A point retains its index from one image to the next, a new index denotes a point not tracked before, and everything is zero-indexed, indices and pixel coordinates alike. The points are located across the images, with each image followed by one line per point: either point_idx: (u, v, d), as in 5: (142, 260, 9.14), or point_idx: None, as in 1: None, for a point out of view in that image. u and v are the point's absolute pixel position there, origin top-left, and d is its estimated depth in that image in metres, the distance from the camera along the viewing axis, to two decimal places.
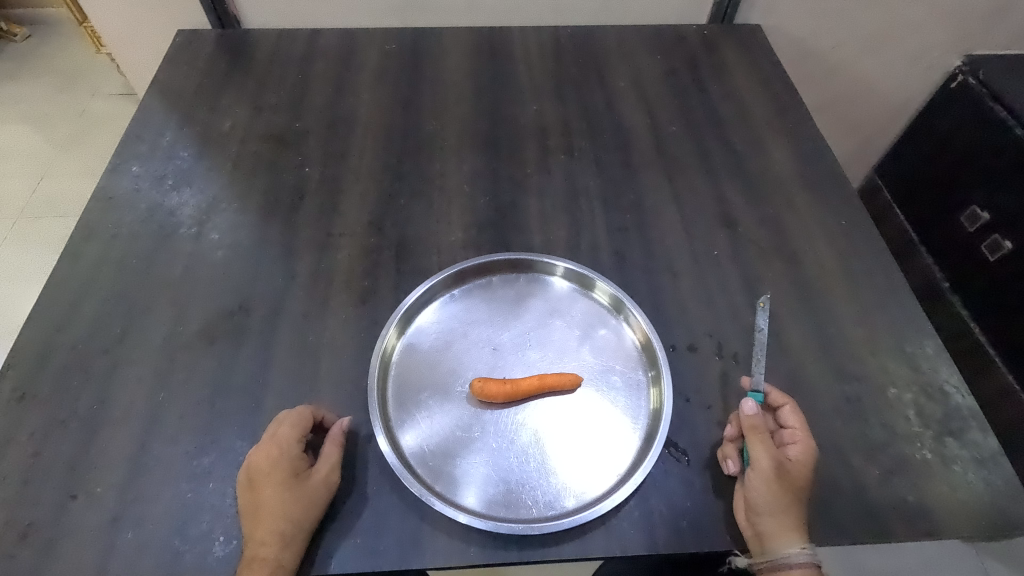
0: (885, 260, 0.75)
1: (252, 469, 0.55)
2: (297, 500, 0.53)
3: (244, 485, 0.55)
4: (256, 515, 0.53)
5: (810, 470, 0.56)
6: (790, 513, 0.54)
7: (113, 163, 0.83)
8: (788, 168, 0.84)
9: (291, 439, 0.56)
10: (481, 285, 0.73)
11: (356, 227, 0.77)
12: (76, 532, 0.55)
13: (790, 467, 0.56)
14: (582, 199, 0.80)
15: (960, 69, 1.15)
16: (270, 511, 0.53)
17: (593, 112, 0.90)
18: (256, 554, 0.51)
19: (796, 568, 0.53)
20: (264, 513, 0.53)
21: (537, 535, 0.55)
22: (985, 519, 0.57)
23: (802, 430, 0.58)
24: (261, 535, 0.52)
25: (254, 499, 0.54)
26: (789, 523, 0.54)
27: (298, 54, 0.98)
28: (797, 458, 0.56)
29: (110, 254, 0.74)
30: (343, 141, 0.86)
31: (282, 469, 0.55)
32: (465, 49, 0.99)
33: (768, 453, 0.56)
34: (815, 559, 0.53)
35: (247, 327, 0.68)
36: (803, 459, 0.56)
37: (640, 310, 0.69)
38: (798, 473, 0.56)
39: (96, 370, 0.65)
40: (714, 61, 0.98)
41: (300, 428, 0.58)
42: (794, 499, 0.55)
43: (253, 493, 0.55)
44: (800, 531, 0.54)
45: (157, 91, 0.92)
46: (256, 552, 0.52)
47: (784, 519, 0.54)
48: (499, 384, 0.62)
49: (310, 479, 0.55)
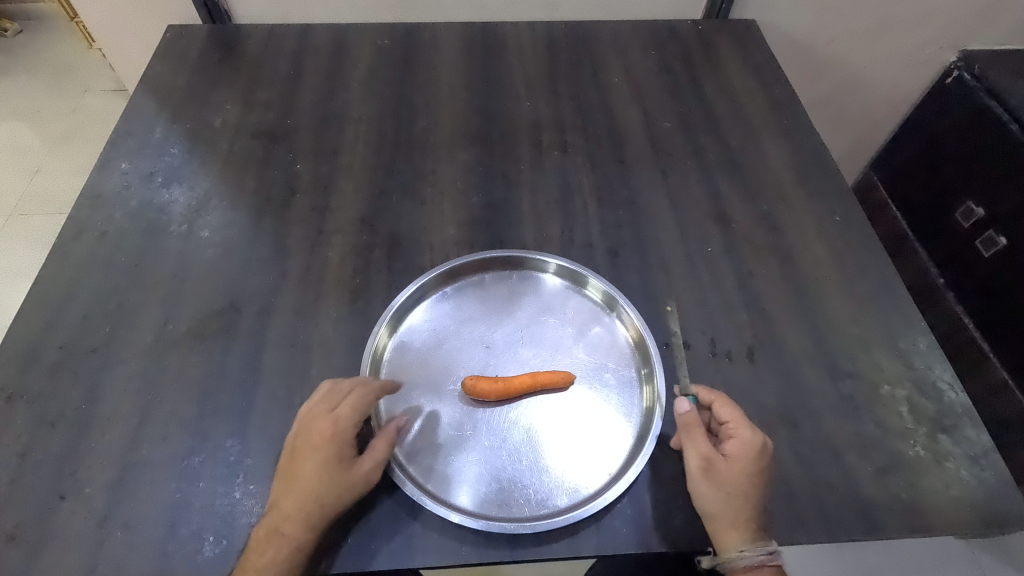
0: (880, 256, 0.75)
1: (304, 438, 0.56)
2: (332, 489, 0.53)
3: (289, 450, 0.56)
4: (291, 484, 0.54)
5: (748, 463, 0.55)
6: (733, 515, 0.54)
7: (102, 160, 0.82)
8: (782, 164, 0.84)
9: (349, 420, 0.56)
10: (474, 283, 0.72)
11: (347, 224, 0.76)
12: (65, 533, 0.55)
13: (722, 465, 0.55)
14: (576, 195, 0.80)
15: (954, 65, 1.14)
16: (304, 491, 0.53)
17: (586, 108, 0.90)
18: (278, 528, 0.52)
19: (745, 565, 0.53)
20: (300, 489, 0.53)
21: (530, 534, 0.55)
22: (978, 515, 0.57)
23: (738, 423, 0.57)
24: (289, 508, 0.53)
25: (295, 469, 0.54)
26: (733, 525, 0.54)
27: (290, 49, 0.97)
28: (730, 454, 0.56)
29: (98, 252, 0.73)
30: (336, 137, 0.85)
31: (331, 450, 0.54)
32: (458, 44, 0.98)
33: (695, 455, 0.56)
34: (762, 554, 0.53)
35: (237, 325, 0.68)
36: (741, 456, 0.56)
37: (633, 307, 0.68)
38: (736, 472, 0.55)
39: (84, 369, 0.64)
40: (709, 57, 0.97)
41: (360, 410, 0.57)
42: (732, 497, 0.54)
43: (294, 460, 0.55)
44: (743, 528, 0.54)
45: (147, 86, 0.91)
46: (279, 525, 0.52)
47: (721, 518, 0.54)
48: (490, 381, 0.61)
49: (351, 469, 0.54)
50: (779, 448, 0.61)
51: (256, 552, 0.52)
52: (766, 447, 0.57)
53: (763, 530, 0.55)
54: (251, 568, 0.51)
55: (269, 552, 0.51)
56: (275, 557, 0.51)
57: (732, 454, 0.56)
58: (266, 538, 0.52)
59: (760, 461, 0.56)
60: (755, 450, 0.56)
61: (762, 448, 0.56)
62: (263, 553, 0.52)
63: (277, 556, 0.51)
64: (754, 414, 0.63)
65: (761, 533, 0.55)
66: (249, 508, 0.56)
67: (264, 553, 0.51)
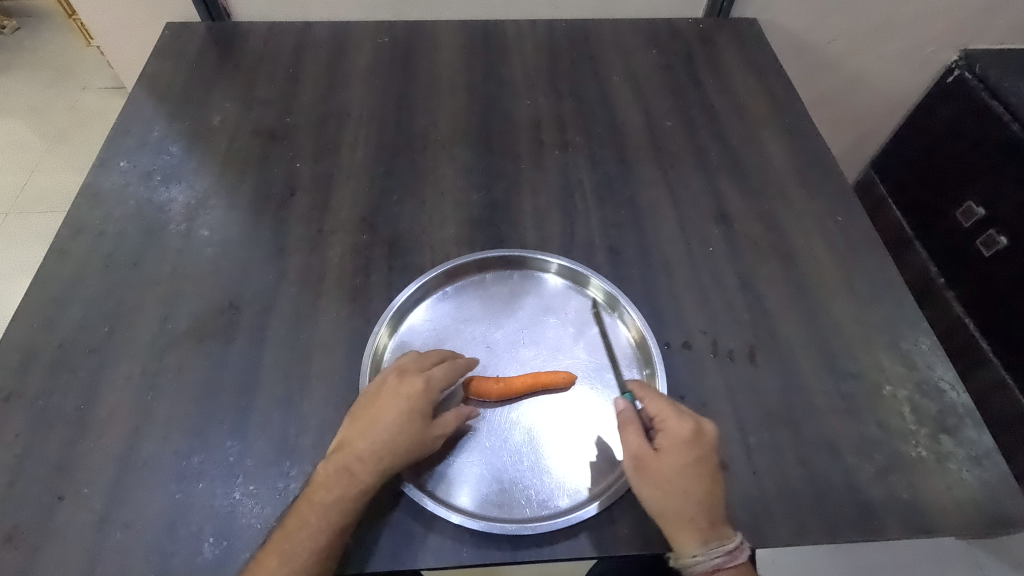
0: (881, 256, 0.74)
1: (393, 387, 0.57)
2: (408, 444, 0.54)
3: (372, 395, 0.58)
4: (368, 427, 0.55)
5: (682, 456, 0.54)
6: (679, 517, 0.52)
7: (100, 158, 0.81)
8: (784, 163, 0.83)
9: (438, 383, 0.58)
10: (474, 282, 0.72)
11: (347, 223, 0.76)
12: (63, 534, 0.54)
13: (658, 462, 0.54)
14: (576, 194, 0.79)
15: (956, 64, 1.14)
16: (381, 438, 0.54)
17: (587, 107, 0.89)
18: (348, 466, 0.53)
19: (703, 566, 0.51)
20: (377, 435, 0.54)
21: (531, 535, 0.55)
22: (980, 516, 0.57)
23: (668, 415, 0.56)
24: (362, 450, 0.54)
25: (375, 413, 0.56)
26: (683, 528, 0.52)
27: (289, 47, 0.96)
28: (665, 449, 0.54)
29: (97, 251, 0.73)
30: (335, 135, 0.85)
31: (418, 406, 0.56)
32: (458, 42, 0.98)
33: (631, 456, 0.55)
34: (716, 551, 0.51)
35: (237, 325, 0.67)
36: (675, 451, 0.54)
37: (634, 308, 0.68)
38: (672, 469, 0.53)
39: (83, 369, 0.64)
40: (710, 55, 0.97)
41: (449, 376, 0.59)
42: (675, 494, 0.53)
43: (376, 404, 0.56)
44: (693, 526, 0.52)
45: (146, 84, 0.90)
46: (350, 464, 0.54)
47: (669, 520, 0.52)
48: (490, 381, 0.62)
49: (427, 430, 0.56)
50: (780, 449, 0.60)
51: (323, 485, 0.53)
52: (702, 434, 0.55)
53: (719, 525, 0.52)
54: (317, 499, 0.53)
55: (337, 489, 0.53)
56: (341, 494, 0.53)
57: (665, 451, 0.54)
58: (334, 473, 0.54)
59: (697, 451, 0.54)
60: (688, 442, 0.54)
61: (696, 438, 0.55)
62: (328, 487, 0.53)
63: (344, 493, 0.53)
64: (755, 414, 0.62)
65: (717, 529, 0.52)
66: (249, 509, 0.56)
67: (330, 489, 0.53)
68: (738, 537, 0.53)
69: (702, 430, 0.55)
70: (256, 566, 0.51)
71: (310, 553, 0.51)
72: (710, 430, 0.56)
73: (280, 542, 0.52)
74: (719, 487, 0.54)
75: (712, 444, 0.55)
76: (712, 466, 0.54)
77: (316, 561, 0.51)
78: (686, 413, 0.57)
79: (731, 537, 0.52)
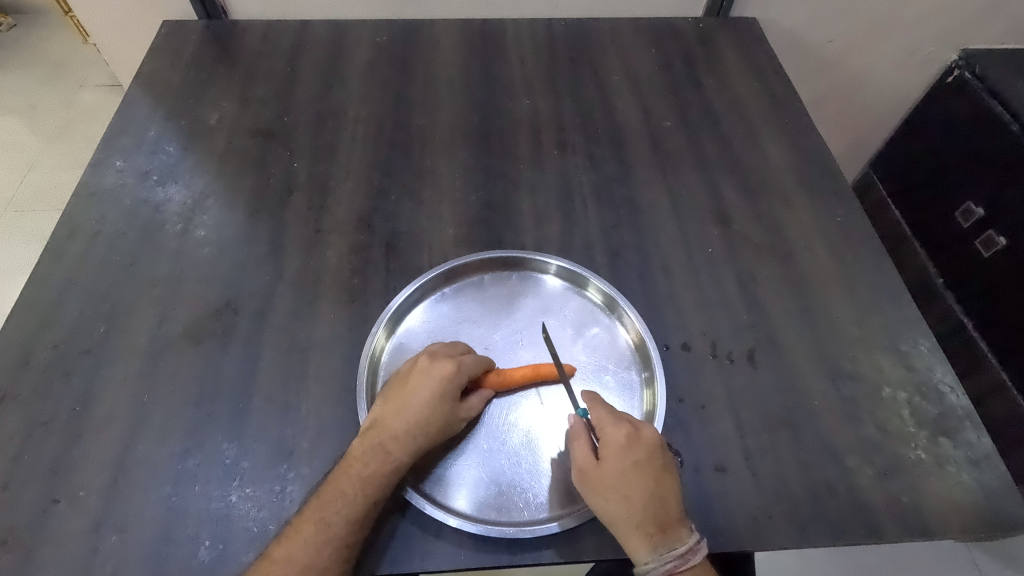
0: (881, 257, 0.74)
1: (424, 369, 0.58)
2: (439, 424, 0.56)
3: (401, 377, 0.59)
4: (400, 407, 0.56)
5: (622, 463, 0.53)
6: (626, 526, 0.52)
7: (96, 158, 0.81)
8: (783, 164, 0.83)
9: (468, 367, 0.59)
10: (472, 284, 0.72)
11: (345, 224, 0.75)
12: (58, 538, 0.54)
13: (600, 471, 0.54)
14: (575, 195, 0.79)
15: (956, 64, 1.13)
16: (415, 417, 0.56)
17: (586, 107, 0.89)
18: (384, 443, 0.55)
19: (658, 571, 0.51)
20: (411, 414, 0.56)
21: (529, 538, 0.55)
22: (979, 519, 0.57)
23: (608, 423, 0.55)
24: (397, 429, 0.55)
25: (407, 394, 0.57)
26: (632, 537, 0.52)
27: (287, 46, 0.96)
28: (606, 457, 0.54)
29: (92, 252, 0.72)
30: (333, 135, 0.84)
31: (449, 387, 0.57)
32: (457, 42, 0.97)
33: (577, 467, 0.55)
34: (666, 556, 0.50)
35: (234, 326, 0.67)
36: (612, 460, 0.53)
37: (633, 310, 0.68)
38: (612, 478, 0.53)
39: (78, 371, 0.63)
40: (709, 55, 0.97)
41: (478, 361, 0.60)
42: (620, 502, 0.52)
43: (407, 385, 0.57)
44: (642, 534, 0.51)
45: (142, 83, 0.90)
46: (385, 441, 0.55)
47: (618, 529, 0.52)
48: (489, 372, 0.62)
49: (456, 411, 0.58)
50: (779, 451, 0.60)
51: (359, 460, 0.55)
52: (640, 438, 0.54)
53: (670, 528, 0.52)
54: (353, 472, 0.54)
55: (373, 464, 0.54)
56: (378, 469, 0.54)
57: (604, 461, 0.54)
58: (369, 450, 0.55)
59: (636, 456, 0.53)
60: (626, 448, 0.54)
61: (634, 443, 0.54)
62: (363, 463, 0.54)
63: (381, 469, 0.54)
64: (754, 416, 0.62)
65: (668, 533, 0.52)
66: (246, 512, 0.56)
67: (367, 464, 0.54)
68: (692, 537, 0.52)
69: (641, 433, 0.55)
70: (292, 533, 0.52)
71: (346, 523, 0.52)
72: (651, 432, 0.55)
73: (316, 511, 0.53)
74: (667, 489, 0.53)
75: (654, 446, 0.54)
76: (656, 468, 0.53)
77: (351, 532, 0.52)
78: (624, 418, 0.56)
79: (684, 537, 0.52)
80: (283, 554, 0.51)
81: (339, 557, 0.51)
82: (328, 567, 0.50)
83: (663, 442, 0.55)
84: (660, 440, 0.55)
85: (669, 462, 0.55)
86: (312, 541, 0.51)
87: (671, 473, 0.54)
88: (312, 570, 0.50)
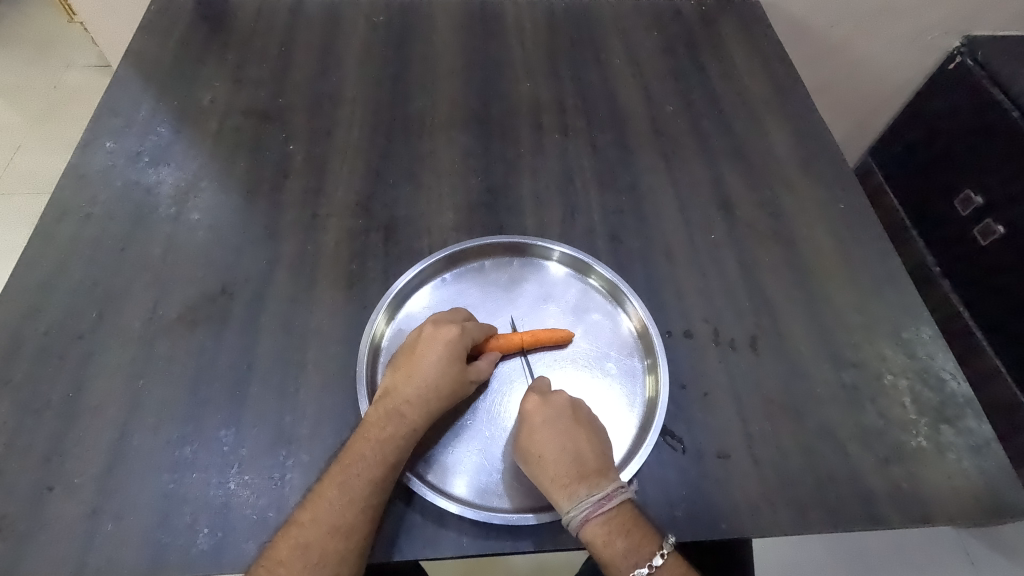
0: (884, 244, 0.74)
1: (429, 336, 0.59)
2: (450, 386, 0.57)
3: (406, 348, 0.59)
4: (409, 372, 0.57)
5: (531, 423, 0.56)
6: (544, 482, 0.54)
7: (86, 138, 0.79)
8: (787, 149, 0.82)
9: (472, 332, 0.60)
10: (473, 269, 0.70)
11: (342, 208, 0.74)
12: (52, 526, 0.53)
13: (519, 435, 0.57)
14: (577, 180, 0.78)
15: (959, 50, 1.12)
16: (426, 382, 0.56)
17: (588, 90, 0.87)
18: (397, 409, 0.55)
19: (579, 522, 0.52)
20: (422, 380, 0.56)
21: (532, 525, 0.55)
22: (978, 504, 0.57)
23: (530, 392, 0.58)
24: (408, 394, 0.56)
25: (415, 361, 0.58)
26: (552, 492, 0.54)
27: (282, 24, 0.93)
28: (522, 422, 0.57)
29: (83, 235, 0.71)
30: (330, 116, 0.82)
31: (456, 351, 0.58)
32: (456, 21, 0.95)
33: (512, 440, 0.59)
34: (580, 504, 0.52)
35: (229, 311, 0.66)
36: (524, 424, 0.57)
37: (636, 297, 0.67)
38: (525, 440, 0.56)
39: (71, 356, 0.62)
40: (712, 38, 0.95)
41: (480, 327, 0.61)
42: (534, 460, 0.55)
43: (414, 353, 0.58)
44: (558, 488, 0.53)
45: (131, 61, 0.87)
46: (398, 407, 0.56)
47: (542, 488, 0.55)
48: (491, 338, 0.63)
49: (465, 374, 0.58)
50: (782, 440, 0.60)
51: (375, 425, 0.55)
52: (550, 401, 0.57)
53: (586, 476, 0.54)
54: (371, 436, 0.54)
55: (390, 427, 0.54)
56: (395, 432, 0.54)
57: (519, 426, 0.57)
58: (384, 416, 0.55)
59: (546, 416, 0.56)
60: (536, 411, 0.57)
61: (544, 406, 0.57)
62: (380, 429, 0.54)
63: (398, 432, 0.54)
64: (757, 404, 0.62)
65: (585, 481, 0.53)
66: (245, 500, 0.55)
67: (384, 428, 0.54)
68: (611, 483, 0.53)
69: (551, 398, 0.58)
70: (316, 497, 0.52)
71: (368, 484, 0.52)
72: (563, 396, 0.58)
73: (338, 474, 0.53)
74: (579, 441, 0.55)
75: (565, 406, 0.57)
76: (567, 424, 0.56)
77: (374, 492, 0.52)
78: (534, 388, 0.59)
79: (603, 484, 0.53)
80: (309, 517, 0.51)
81: (364, 518, 0.51)
82: (354, 528, 0.51)
83: (579, 405, 0.58)
84: (573, 402, 0.58)
85: (582, 420, 0.57)
86: (336, 503, 0.52)
87: (585, 428, 0.56)
88: (339, 531, 0.51)
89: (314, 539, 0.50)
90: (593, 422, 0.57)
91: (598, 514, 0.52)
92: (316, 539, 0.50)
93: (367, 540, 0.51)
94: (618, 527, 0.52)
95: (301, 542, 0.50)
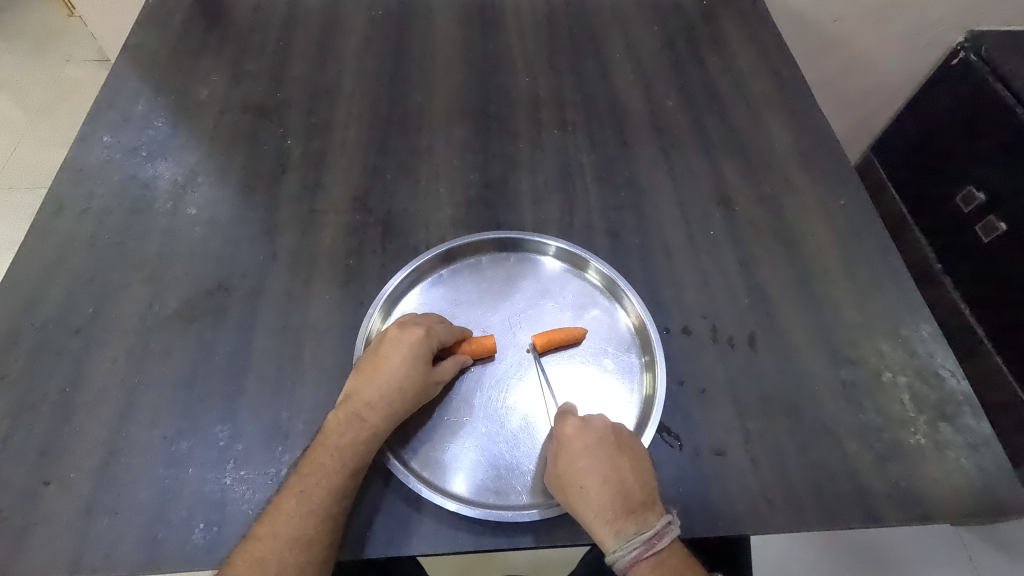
0: (883, 241, 0.73)
1: (394, 338, 0.58)
2: (415, 387, 0.57)
3: (371, 351, 0.59)
4: (373, 374, 0.57)
5: (574, 454, 0.55)
6: (588, 517, 0.52)
7: (83, 132, 0.78)
8: (786, 145, 0.82)
9: (439, 334, 0.59)
10: (470, 265, 0.70)
11: (340, 203, 0.74)
12: (47, 521, 0.53)
13: (560, 465, 0.55)
14: (576, 175, 0.78)
15: (962, 45, 1.10)
16: (387, 385, 0.56)
17: (587, 84, 0.87)
18: (358, 412, 0.55)
19: (630, 564, 0.51)
20: (383, 383, 0.56)
21: (528, 522, 0.55)
22: (975, 501, 0.56)
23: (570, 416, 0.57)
24: (369, 397, 0.56)
25: (379, 363, 0.57)
26: (596, 527, 0.52)
27: (280, 18, 0.93)
28: (567, 452, 0.55)
29: (80, 229, 0.70)
30: (327, 111, 0.82)
31: (420, 353, 0.58)
32: (455, 15, 0.95)
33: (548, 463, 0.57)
34: (631, 547, 0.50)
35: (226, 307, 0.66)
36: (564, 451, 0.55)
37: (634, 293, 0.67)
38: (566, 469, 0.54)
39: (68, 350, 0.62)
40: (713, 33, 0.94)
41: (449, 330, 0.61)
42: (579, 493, 0.53)
43: (378, 355, 0.58)
44: (607, 527, 0.51)
45: (129, 54, 0.87)
46: (359, 410, 0.55)
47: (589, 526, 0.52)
48: (463, 342, 0.62)
49: (430, 375, 0.58)
50: (780, 437, 0.60)
51: (334, 431, 0.55)
52: (589, 425, 0.56)
53: (632, 511, 0.52)
54: (330, 443, 0.54)
55: (348, 434, 0.54)
56: (355, 437, 0.54)
57: (558, 453, 0.56)
58: (344, 419, 0.55)
59: (587, 442, 0.55)
60: (576, 437, 0.56)
61: (583, 431, 0.56)
62: (338, 435, 0.54)
63: (358, 438, 0.54)
64: (755, 402, 0.62)
65: (631, 517, 0.52)
66: (240, 495, 0.55)
67: (342, 434, 0.54)
68: (659, 519, 0.52)
69: (591, 422, 0.57)
70: (273, 510, 0.52)
71: (327, 493, 0.52)
72: (602, 419, 0.57)
73: (297, 485, 0.53)
74: (622, 471, 0.54)
75: (606, 431, 0.56)
76: (609, 453, 0.55)
77: (333, 502, 0.52)
78: (573, 413, 0.58)
79: (651, 521, 0.52)
80: (267, 531, 0.51)
81: (323, 529, 0.51)
82: (313, 540, 0.51)
83: (620, 430, 0.57)
84: (613, 426, 0.57)
85: (624, 446, 0.55)
86: (295, 514, 0.51)
87: (629, 457, 0.55)
88: (297, 544, 0.51)
89: (270, 554, 0.50)
90: (635, 447, 0.56)
91: (649, 555, 0.51)
92: (272, 552, 0.50)
93: (329, 550, 0.51)
94: (667, 568, 0.51)
95: (258, 557, 0.50)
